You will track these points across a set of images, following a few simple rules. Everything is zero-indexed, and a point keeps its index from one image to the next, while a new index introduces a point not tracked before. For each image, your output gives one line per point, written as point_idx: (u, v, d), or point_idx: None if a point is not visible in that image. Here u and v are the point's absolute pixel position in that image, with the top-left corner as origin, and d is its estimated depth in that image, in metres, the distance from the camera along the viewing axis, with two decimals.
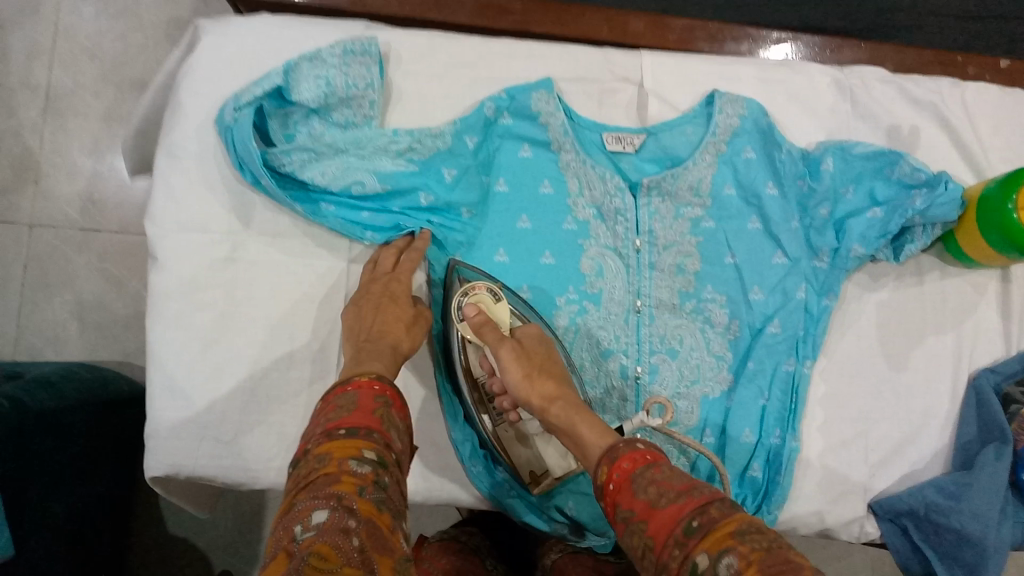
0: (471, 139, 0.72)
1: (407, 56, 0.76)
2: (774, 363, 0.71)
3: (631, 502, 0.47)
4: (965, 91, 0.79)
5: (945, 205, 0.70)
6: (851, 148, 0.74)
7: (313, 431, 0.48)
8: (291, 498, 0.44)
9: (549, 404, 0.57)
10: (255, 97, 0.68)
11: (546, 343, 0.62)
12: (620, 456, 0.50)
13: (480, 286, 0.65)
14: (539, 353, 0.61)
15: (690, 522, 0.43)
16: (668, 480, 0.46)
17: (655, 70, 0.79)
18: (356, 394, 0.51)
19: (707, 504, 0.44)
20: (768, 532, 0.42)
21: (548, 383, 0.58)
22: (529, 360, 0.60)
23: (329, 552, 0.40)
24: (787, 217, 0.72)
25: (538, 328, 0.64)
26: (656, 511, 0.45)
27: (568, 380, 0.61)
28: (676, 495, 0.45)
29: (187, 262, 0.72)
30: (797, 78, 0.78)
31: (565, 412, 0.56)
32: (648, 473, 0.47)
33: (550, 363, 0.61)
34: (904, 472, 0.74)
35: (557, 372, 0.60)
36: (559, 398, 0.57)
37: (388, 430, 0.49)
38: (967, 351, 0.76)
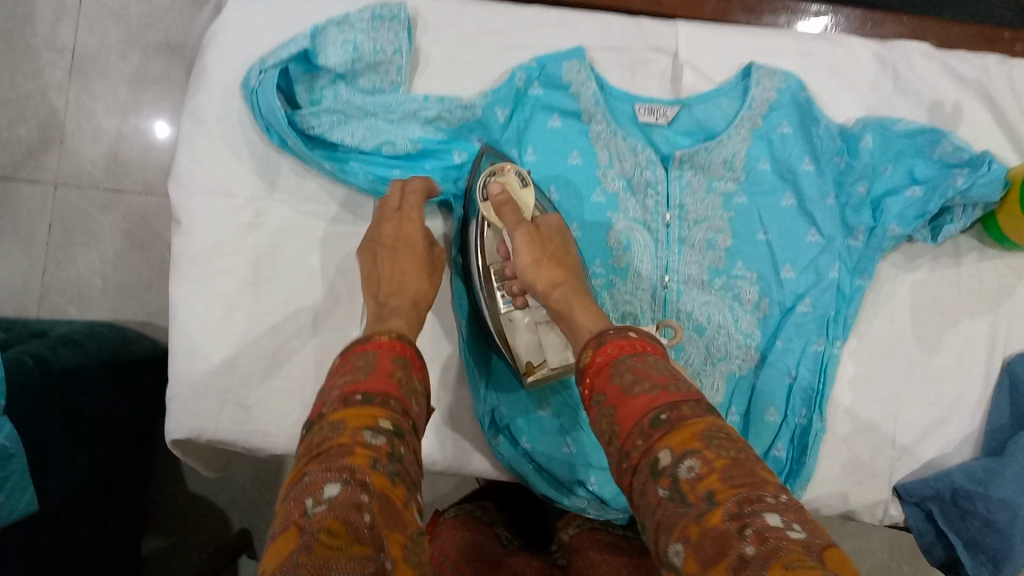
0: (502, 111, 0.71)
1: (435, 21, 0.75)
2: (803, 342, 0.70)
3: (606, 387, 0.45)
4: (1012, 68, 0.76)
5: (988, 184, 0.68)
6: (892, 125, 0.71)
7: (329, 394, 0.47)
8: (303, 466, 0.43)
9: (550, 289, 0.57)
10: (281, 59, 0.67)
11: (563, 235, 0.62)
12: (607, 342, 0.47)
13: (509, 168, 0.65)
14: (554, 240, 0.60)
15: (658, 415, 0.41)
16: (647, 370, 0.44)
17: (690, 42, 0.77)
18: (375, 355, 0.50)
19: (681, 402, 0.42)
20: (737, 439, 0.41)
21: (555, 268, 0.58)
22: (542, 244, 0.59)
23: (340, 528, 0.38)
24: (823, 194, 0.71)
25: (558, 220, 0.63)
26: (627, 398, 0.43)
27: (579, 272, 0.60)
28: (650, 385, 0.43)
29: (211, 227, 0.71)
30: (838, 52, 0.76)
31: (568, 297, 0.56)
32: (630, 362, 0.45)
33: (561, 252, 0.60)
34: (932, 456, 0.72)
35: (568, 264, 0.59)
36: (563, 284, 0.57)
37: (406, 395, 0.48)
38: (1003, 335, 0.73)
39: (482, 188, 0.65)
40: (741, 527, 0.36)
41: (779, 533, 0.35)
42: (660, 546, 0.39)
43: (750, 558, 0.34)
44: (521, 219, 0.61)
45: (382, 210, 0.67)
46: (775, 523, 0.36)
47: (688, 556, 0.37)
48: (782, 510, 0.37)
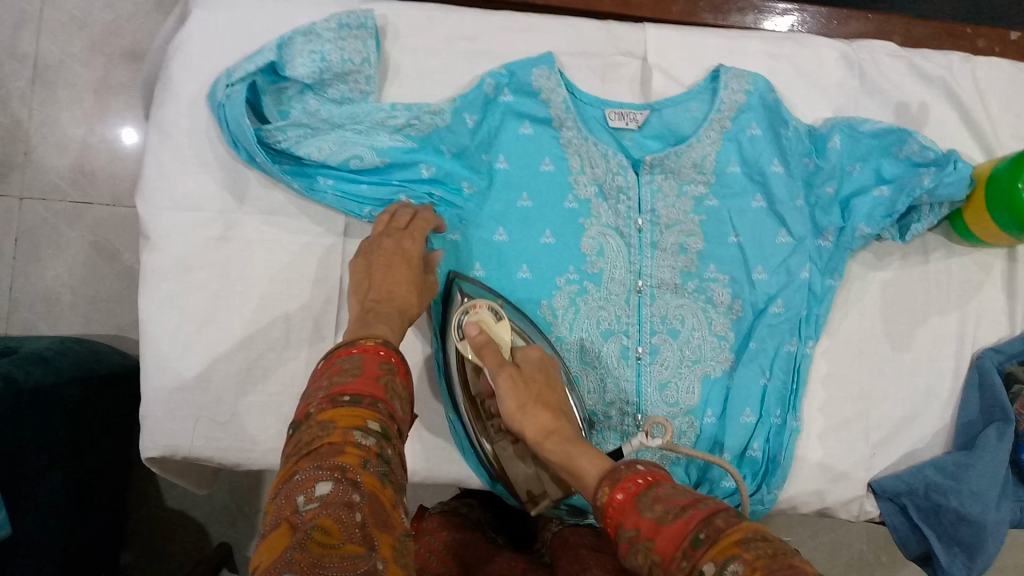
0: (471, 117, 0.71)
1: (405, 29, 0.74)
2: (776, 343, 0.71)
3: (633, 522, 0.44)
4: (975, 67, 0.77)
5: (954, 184, 0.69)
6: (859, 125, 0.72)
7: (316, 394, 0.46)
8: (291, 465, 0.43)
9: (544, 438, 0.54)
10: (248, 73, 0.67)
11: (548, 366, 0.59)
12: (622, 478, 0.46)
13: (481, 303, 0.62)
14: (538, 380, 0.57)
15: (696, 534, 0.41)
16: (671, 497, 0.43)
17: (658, 44, 0.77)
18: (361, 358, 0.49)
19: (713, 517, 0.41)
20: (775, 540, 0.40)
21: (544, 415, 0.55)
22: (527, 389, 0.56)
23: (332, 526, 0.39)
24: (793, 195, 0.71)
25: (541, 351, 0.60)
26: (661, 527, 0.42)
27: (566, 409, 0.57)
28: (679, 510, 0.43)
29: (181, 241, 0.70)
30: (803, 53, 0.76)
31: (562, 447, 0.53)
32: (652, 492, 0.44)
33: (547, 391, 0.57)
34: (904, 452, 0.73)
35: (555, 404, 0.57)
36: (555, 432, 0.54)
37: (393, 399, 0.48)
38: (971, 331, 0.75)
39: (458, 322, 0.62)
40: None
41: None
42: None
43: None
44: (503, 361, 0.58)
45: (385, 229, 0.66)
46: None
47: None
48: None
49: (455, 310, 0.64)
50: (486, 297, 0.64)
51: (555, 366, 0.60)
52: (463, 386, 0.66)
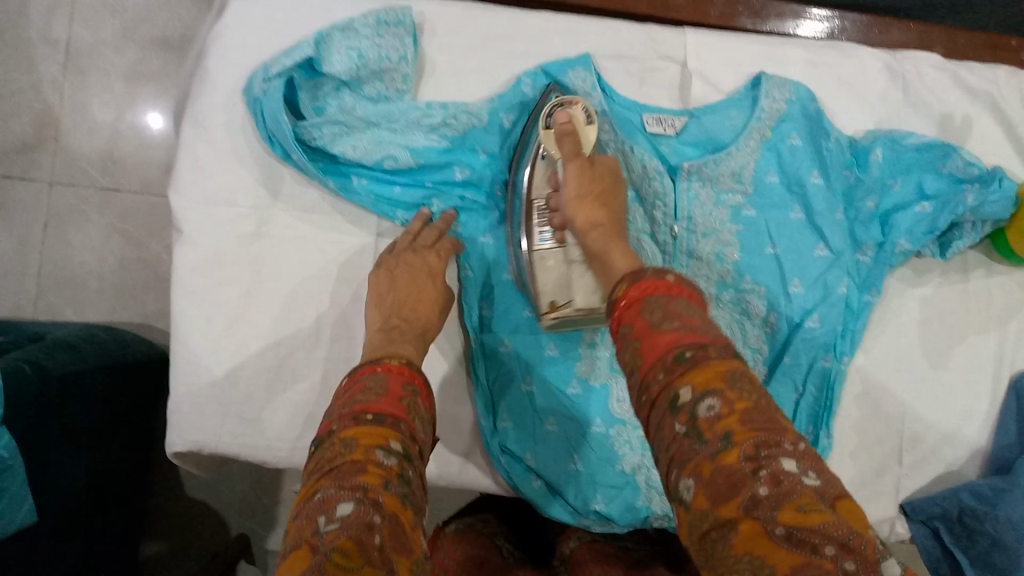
0: (508, 117, 0.71)
1: (442, 27, 0.73)
2: (810, 357, 0.69)
3: (635, 321, 0.43)
4: (1021, 82, 0.76)
5: (998, 203, 0.68)
6: (901, 138, 0.70)
7: (339, 412, 0.46)
8: (312, 484, 0.42)
9: (590, 229, 0.58)
10: (286, 68, 0.66)
11: (616, 178, 0.63)
12: (644, 280, 0.45)
13: (579, 102, 0.66)
14: (604, 181, 0.61)
15: (683, 352, 0.40)
16: (679, 309, 0.42)
17: (700, 51, 0.75)
18: (385, 378, 0.50)
19: (708, 344, 0.40)
20: (761, 388, 0.39)
21: (597, 211, 0.59)
22: (590, 182, 0.61)
23: (352, 549, 0.37)
24: (832, 208, 0.70)
25: (614, 163, 0.63)
26: (655, 333, 0.41)
27: (622, 216, 0.61)
28: (679, 323, 0.41)
29: (213, 236, 0.70)
30: (846, 63, 0.75)
31: (603, 240, 0.57)
32: (663, 301, 0.43)
33: (612, 192, 0.61)
34: (938, 472, 0.72)
35: (613, 205, 0.61)
36: (602, 225, 0.58)
37: (415, 420, 0.47)
38: (1010, 350, 0.73)
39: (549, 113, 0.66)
40: (756, 468, 0.34)
41: (794, 480, 0.34)
42: (671, 480, 0.38)
43: (765, 499, 0.34)
44: (579, 152, 0.63)
45: (411, 244, 0.67)
46: (790, 469, 0.35)
47: (701, 493, 0.35)
48: (798, 456, 0.35)
49: (539, 116, 0.67)
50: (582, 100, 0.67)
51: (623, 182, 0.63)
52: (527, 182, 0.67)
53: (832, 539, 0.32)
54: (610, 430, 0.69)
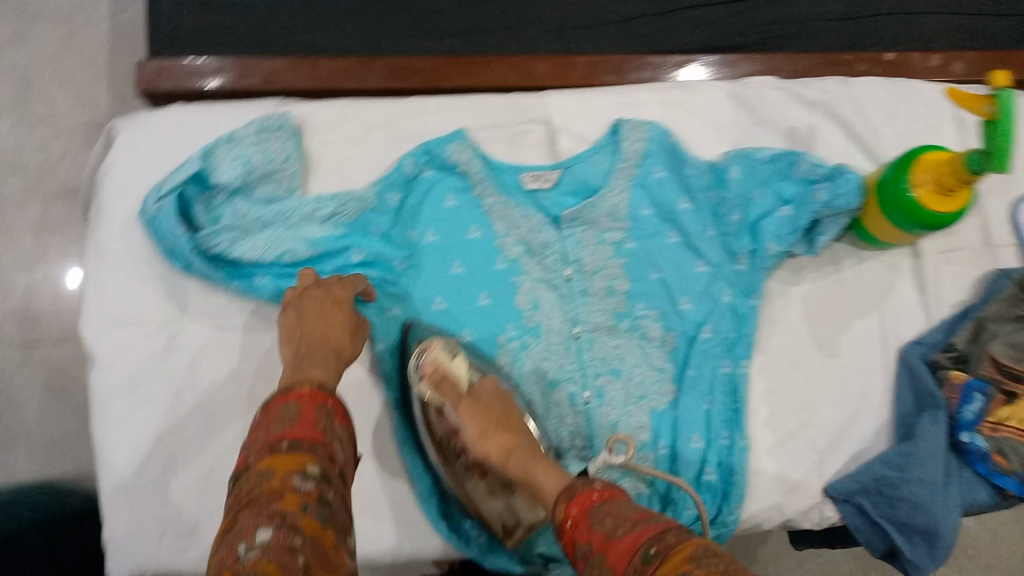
0: (395, 195, 0.76)
1: (322, 126, 0.79)
2: (712, 368, 0.74)
3: (591, 536, 0.49)
4: (852, 86, 0.83)
5: (848, 194, 0.74)
6: (754, 154, 0.77)
7: (255, 445, 0.49)
8: (233, 514, 0.45)
9: (506, 458, 0.60)
10: (175, 185, 0.71)
11: (503, 395, 0.64)
12: (580, 493, 0.52)
13: (435, 344, 0.68)
14: (496, 405, 0.63)
15: (647, 549, 0.45)
16: (624, 516, 0.49)
17: (563, 107, 0.82)
18: (298, 405, 0.51)
19: (663, 532, 0.46)
20: (724, 556, 0.44)
21: (505, 436, 0.61)
22: (485, 413, 0.62)
23: (275, 569, 0.40)
24: (703, 227, 0.76)
25: (495, 381, 0.66)
26: (613, 541, 0.47)
27: (525, 430, 0.62)
28: (631, 524, 0.48)
29: (128, 358, 0.73)
30: (694, 96, 0.83)
31: (524, 464, 0.59)
32: (607, 509, 0.50)
33: (507, 414, 0.63)
34: (853, 453, 0.76)
35: (515, 424, 0.62)
36: (515, 452, 0.60)
37: (332, 442, 0.50)
38: (891, 328, 0.79)
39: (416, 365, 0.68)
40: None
41: None
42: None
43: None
44: (460, 392, 0.64)
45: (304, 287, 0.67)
46: None
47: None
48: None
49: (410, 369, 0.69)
50: (440, 338, 0.69)
51: (510, 395, 0.65)
52: (429, 434, 0.70)
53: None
54: None
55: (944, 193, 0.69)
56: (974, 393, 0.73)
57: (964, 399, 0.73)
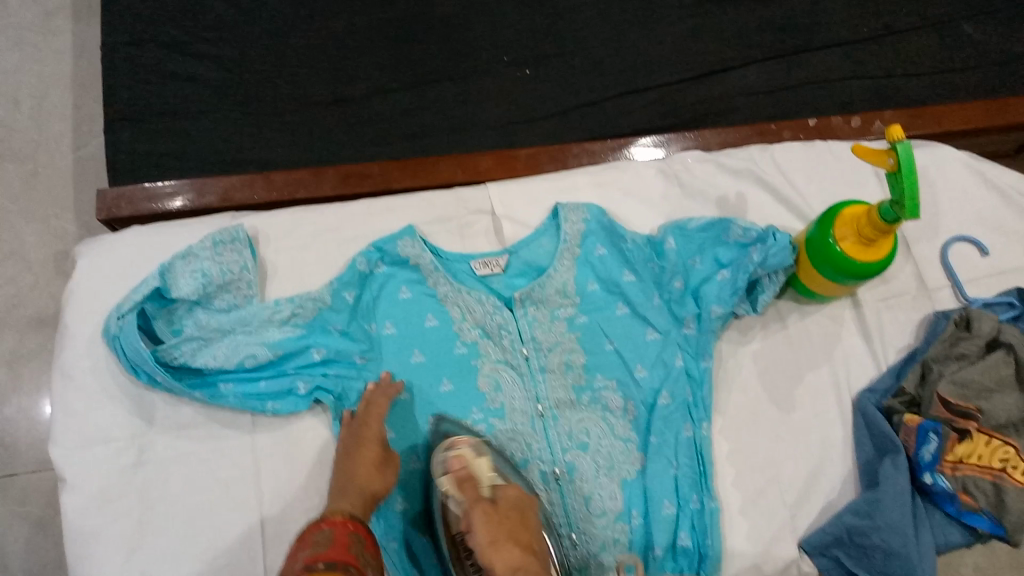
0: (350, 293, 0.77)
1: (275, 234, 0.82)
2: (674, 432, 0.76)
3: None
4: (774, 152, 0.89)
5: (779, 255, 0.77)
6: (687, 225, 0.81)
7: (294, 564, 0.55)
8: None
9: (510, 573, 0.58)
10: (136, 302, 0.72)
11: (519, 508, 0.65)
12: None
13: (464, 443, 0.71)
14: (511, 518, 0.63)
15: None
16: None
17: (503, 197, 0.86)
18: (332, 531, 0.59)
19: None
20: None
21: (512, 548, 0.60)
22: (499, 525, 0.62)
23: None
24: (649, 296, 0.79)
25: (516, 494, 0.66)
26: None
27: (533, 547, 0.62)
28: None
29: (97, 476, 0.73)
30: (626, 176, 0.87)
31: None
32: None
33: (519, 529, 0.62)
34: (822, 504, 0.77)
35: (525, 540, 0.62)
36: (521, 567, 0.58)
37: (362, 563, 0.57)
38: (843, 377, 0.81)
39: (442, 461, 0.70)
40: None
41: None
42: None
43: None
44: (480, 496, 0.66)
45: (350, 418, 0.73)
46: None
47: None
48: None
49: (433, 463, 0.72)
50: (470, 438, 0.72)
51: (529, 511, 0.65)
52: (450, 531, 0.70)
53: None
54: None
55: (865, 244, 0.73)
56: (929, 433, 0.74)
57: (921, 441, 0.75)
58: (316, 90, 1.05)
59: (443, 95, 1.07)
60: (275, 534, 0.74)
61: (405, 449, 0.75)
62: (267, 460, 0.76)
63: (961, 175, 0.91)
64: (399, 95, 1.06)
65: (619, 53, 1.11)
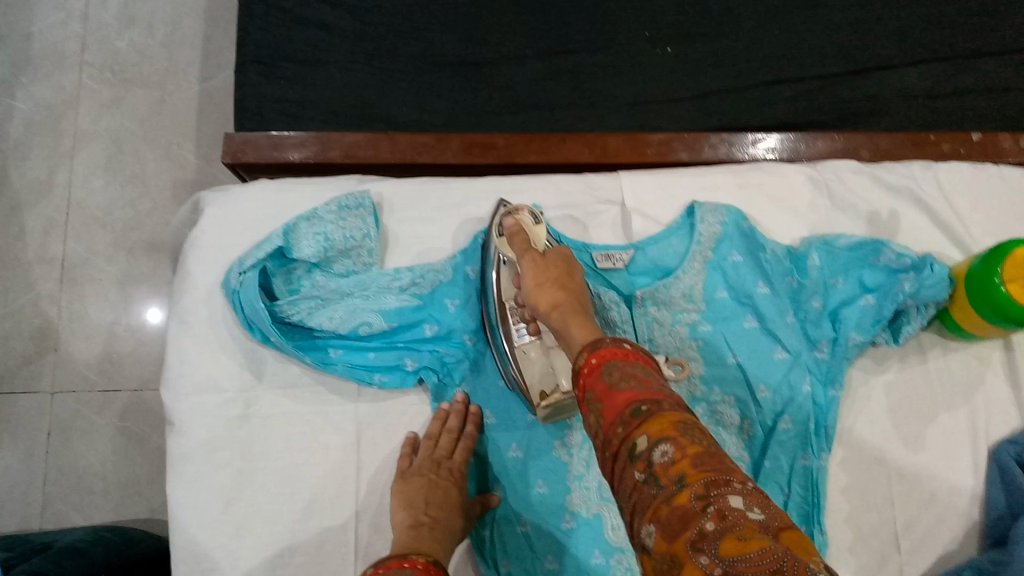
0: (472, 269, 0.77)
1: (399, 204, 0.80)
2: (789, 459, 0.71)
3: (595, 383, 0.48)
4: (937, 172, 0.82)
5: (934, 286, 0.72)
6: (834, 241, 0.76)
7: None
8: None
9: (551, 309, 0.60)
10: (258, 259, 0.72)
11: (569, 262, 0.65)
12: (603, 346, 0.50)
13: (523, 210, 0.72)
14: (558, 268, 0.64)
15: (639, 406, 0.43)
16: (634, 372, 0.46)
17: (635, 188, 0.82)
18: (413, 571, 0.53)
19: (662, 397, 0.44)
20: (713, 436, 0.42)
21: (555, 292, 0.61)
22: (545, 270, 0.64)
23: None
24: (782, 312, 0.74)
25: (568, 251, 0.67)
26: (614, 393, 0.46)
27: (582, 295, 0.62)
28: (635, 382, 0.45)
29: (204, 423, 0.74)
30: (771, 179, 0.81)
31: (563, 317, 0.58)
32: (619, 362, 0.47)
33: (566, 277, 0.63)
34: (939, 555, 0.72)
35: (572, 289, 0.62)
36: (560, 305, 0.59)
37: None
38: (982, 424, 0.75)
39: (499, 222, 0.72)
40: (705, 506, 0.37)
41: (740, 514, 0.36)
42: (635, 529, 0.40)
43: (710, 534, 0.36)
44: (530, 248, 0.67)
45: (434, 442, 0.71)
46: (737, 507, 0.37)
47: (659, 534, 0.38)
48: (746, 493, 0.37)
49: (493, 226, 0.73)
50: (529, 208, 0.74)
51: (579, 268, 0.65)
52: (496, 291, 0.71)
53: (770, 560, 0.33)
54: (610, 560, 0.70)
55: None
56: None
57: None
58: (448, 49, 1.02)
59: (577, 66, 1.03)
60: (368, 505, 0.73)
61: (504, 435, 0.74)
62: (369, 430, 0.75)
63: None
64: (531, 62, 1.03)
65: (768, 38, 1.03)
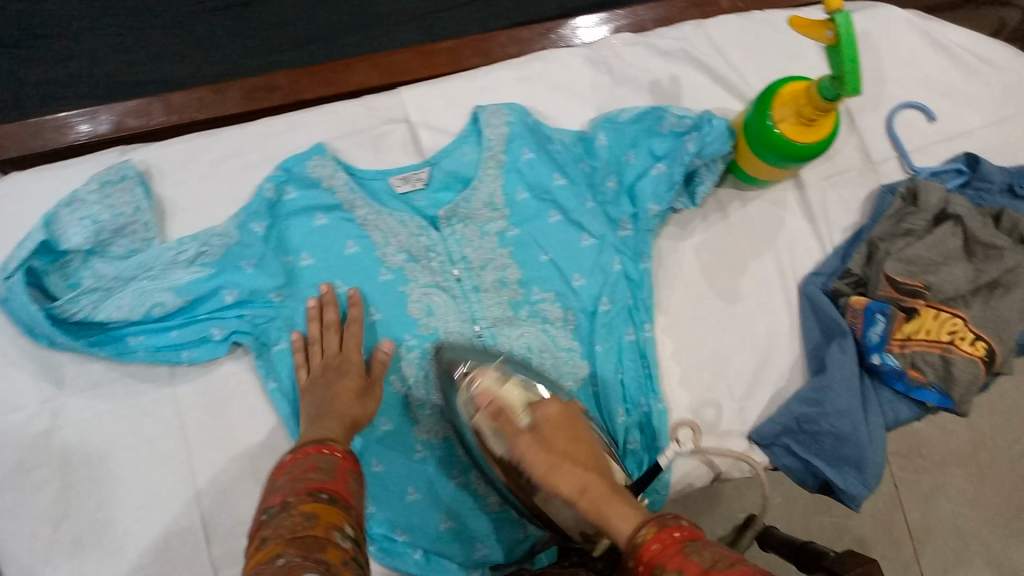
0: (259, 225, 0.71)
1: (169, 166, 0.76)
2: (616, 336, 0.72)
3: (679, 563, 0.42)
4: (707, 28, 0.83)
5: (715, 141, 0.73)
6: (617, 117, 0.77)
7: (292, 485, 0.47)
8: (271, 546, 0.42)
9: (578, 496, 0.51)
10: (22, 260, 0.66)
11: (571, 426, 0.58)
12: (671, 526, 0.45)
13: (484, 372, 0.63)
14: (561, 437, 0.56)
15: None
16: (718, 550, 0.43)
17: (418, 102, 0.80)
18: (333, 463, 0.51)
19: (759, 573, 0.41)
20: None
21: (572, 471, 0.53)
22: (551, 449, 0.55)
23: None
24: (581, 200, 0.74)
25: (565, 406, 0.60)
26: (704, 569, 0.41)
27: (596, 458, 0.55)
28: (725, 560, 0.41)
29: (10, 446, 0.69)
30: (550, 67, 0.81)
31: (596, 504, 0.50)
32: (700, 544, 0.43)
33: (573, 445, 0.56)
34: (771, 393, 0.75)
35: (584, 459, 0.55)
36: (588, 486, 0.51)
37: (358, 505, 0.49)
38: (787, 264, 0.78)
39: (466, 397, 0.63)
40: None
41: None
42: None
43: None
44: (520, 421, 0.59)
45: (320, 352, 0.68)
46: None
47: None
48: None
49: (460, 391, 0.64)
50: (489, 364, 0.65)
51: (576, 423, 0.59)
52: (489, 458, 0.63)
53: None
54: (469, 477, 0.70)
55: (806, 125, 0.69)
56: (876, 315, 0.72)
57: (868, 322, 0.73)
58: None
59: None
60: (207, 485, 0.70)
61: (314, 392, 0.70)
62: (191, 409, 0.71)
63: (905, 36, 0.85)
64: None
65: None
